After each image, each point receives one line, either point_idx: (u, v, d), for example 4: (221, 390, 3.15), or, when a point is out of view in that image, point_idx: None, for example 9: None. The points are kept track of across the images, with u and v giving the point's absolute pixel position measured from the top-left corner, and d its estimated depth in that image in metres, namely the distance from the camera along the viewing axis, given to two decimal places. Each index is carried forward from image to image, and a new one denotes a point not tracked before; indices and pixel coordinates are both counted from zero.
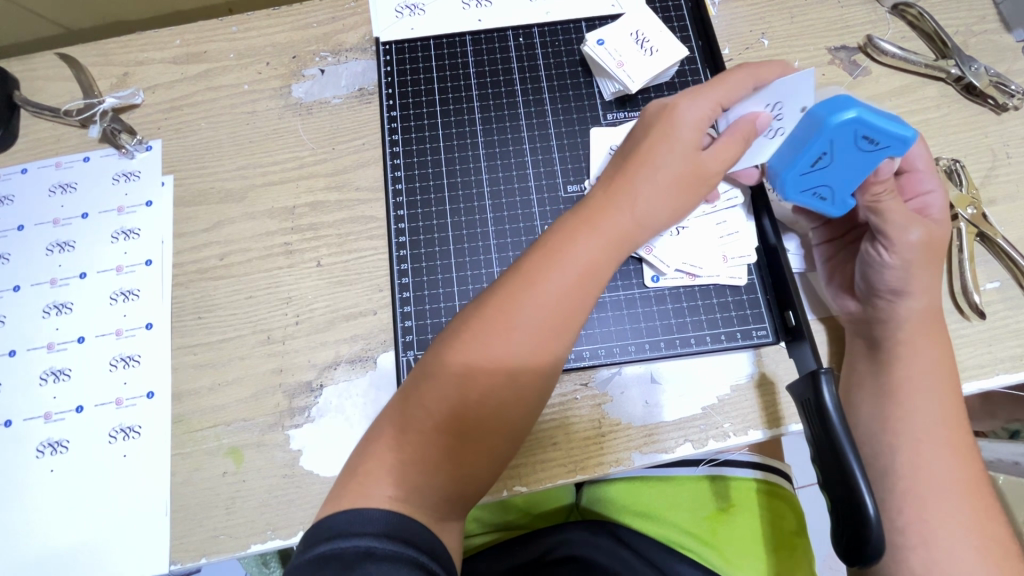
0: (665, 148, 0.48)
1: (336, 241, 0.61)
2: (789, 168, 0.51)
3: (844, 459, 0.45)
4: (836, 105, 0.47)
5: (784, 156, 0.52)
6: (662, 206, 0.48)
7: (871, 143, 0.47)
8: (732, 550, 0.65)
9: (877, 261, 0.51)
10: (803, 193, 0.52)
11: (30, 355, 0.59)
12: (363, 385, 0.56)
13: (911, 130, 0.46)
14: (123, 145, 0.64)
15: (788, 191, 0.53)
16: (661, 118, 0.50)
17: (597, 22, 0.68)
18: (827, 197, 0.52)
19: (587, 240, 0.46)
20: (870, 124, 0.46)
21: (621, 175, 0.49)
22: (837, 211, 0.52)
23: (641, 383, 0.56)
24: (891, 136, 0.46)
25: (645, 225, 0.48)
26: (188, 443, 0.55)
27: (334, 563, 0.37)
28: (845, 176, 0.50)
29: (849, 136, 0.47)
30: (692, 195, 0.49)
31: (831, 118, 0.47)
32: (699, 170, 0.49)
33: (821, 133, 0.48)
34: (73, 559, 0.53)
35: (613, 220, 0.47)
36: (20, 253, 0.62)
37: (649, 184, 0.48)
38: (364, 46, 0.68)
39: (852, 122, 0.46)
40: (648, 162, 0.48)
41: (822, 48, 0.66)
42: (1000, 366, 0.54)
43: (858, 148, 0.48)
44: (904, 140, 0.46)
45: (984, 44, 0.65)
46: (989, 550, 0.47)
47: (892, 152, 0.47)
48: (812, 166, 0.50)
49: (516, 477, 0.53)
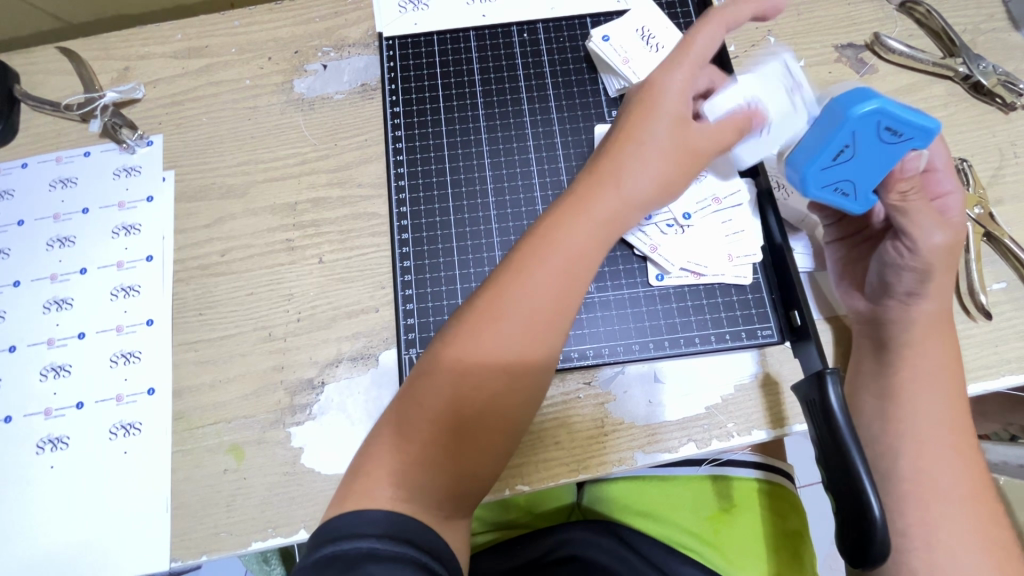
0: (650, 126, 0.48)
1: (338, 237, 0.61)
2: (811, 164, 0.49)
3: (849, 459, 0.44)
4: (857, 96, 0.46)
5: (803, 152, 0.49)
6: (654, 185, 0.48)
7: (894, 135, 0.46)
8: (734, 550, 0.65)
9: (896, 261, 0.50)
10: (826, 190, 0.50)
11: (30, 351, 0.59)
12: (365, 382, 0.56)
13: (936, 122, 0.45)
14: (124, 140, 0.64)
15: (810, 188, 0.50)
16: (644, 93, 0.49)
17: (603, 18, 0.67)
18: (850, 194, 0.50)
19: (575, 224, 0.46)
20: (895, 115, 0.45)
21: (607, 160, 0.48)
22: (860, 208, 0.51)
23: (643, 382, 0.56)
24: (916, 128, 0.45)
25: (635, 206, 0.48)
26: (189, 440, 0.55)
27: (337, 563, 0.37)
28: (867, 170, 0.48)
29: (871, 128, 0.46)
30: (684, 173, 0.49)
31: (853, 109, 0.46)
32: (688, 146, 0.49)
33: (844, 125, 0.46)
34: (72, 556, 0.53)
35: (601, 203, 0.47)
36: (20, 247, 0.62)
37: (638, 164, 0.47)
38: (367, 41, 0.67)
39: (875, 112, 0.45)
40: (635, 140, 0.48)
41: (828, 46, 0.65)
42: (1006, 367, 0.54)
43: (880, 141, 0.47)
44: (928, 132, 0.45)
45: (992, 42, 0.65)
46: (994, 553, 0.46)
47: (915, 144, 0.46)
48: (834, 160, 0.48)
49: (519, 476, 0.53)
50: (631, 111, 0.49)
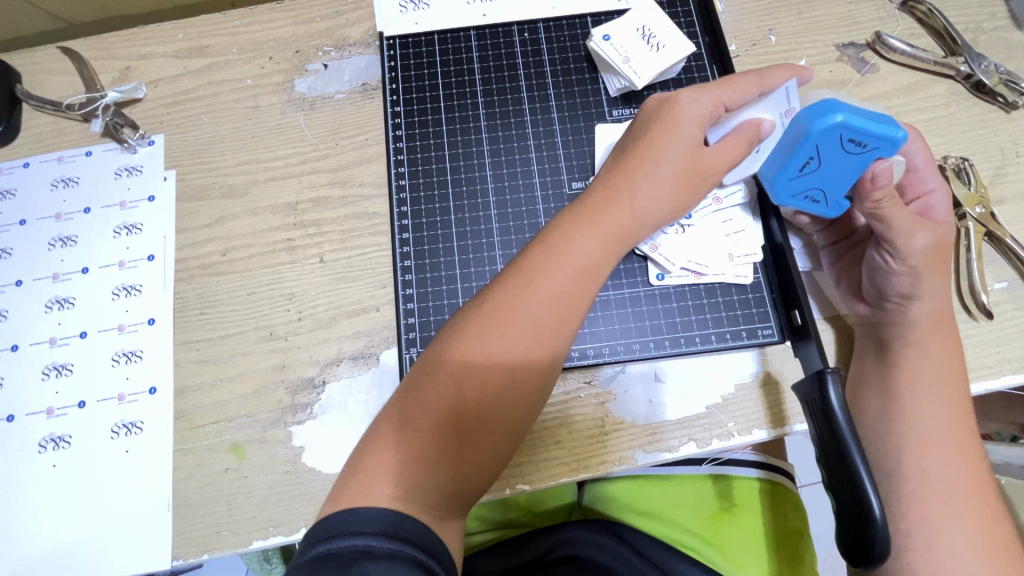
0: (665, 143, 0.48)
1: (339, 237, 0.61)
2: (778, 173, 0.52)
3: (849, 458, 0.44)
4: (821, 110, 0.47)
5: (773, 161, 0.52)
6: (662, 199, 0.48)
7: (859, 145, 0.48)
8: (733, 550, 0.65)
9: (882, 268, 0.50)
10: (795, 197, 0.53)
11: (32, 350, 0.59)
12: (366, 382, 0.56)
13: (901, 132, 0.46)
14: (125, 139, 0.64)
15: (780, 195, 0.54)
16: (665, 111, 0.50)
17: (603, 17, 0.67)
18: (820, 199, 0.53)
19: (584, 234, 0.46)
20: (857, 128, 0.47)
21: (619, 171, 0.49)
22: (831, 212, 0.53)
23: (643, 381, 0.56)
24: (878, 139, 0.47)
25: (644, 220, 0.48)
26: (190, 439, 0.55)
27: (332, 562, 0.36)
28: (836, 177, 0.50)
29: (835, 140, 0.48)
30: (691, 191, 0.49)
31: (817, 123, 0.47)
32: (699, 165, 0.49)
33: (806, 138, 0.48)
34: (74, 554, 0.53)
35: (610, 213, 0.47)
36: (22, 247, 0.62)
37: (650, 178, 0.48)
38: (367, 41, 0.67)
39: (838, 126, 0.47)
40: (649, 154, 0.49)
41: (830, 45, 0.65)
42: (1007, 367, 0.54)
43: (845, 152, 0.48)
44: (893, 141, 0.47)
45: (994, 41, 0.65)
46: (994, 553, 0.46)
47: (881, 153, 0.48)
48: (801, 170, 0.51)
49: (518, 475, 0.53)
50: (649, 128, 0.50)
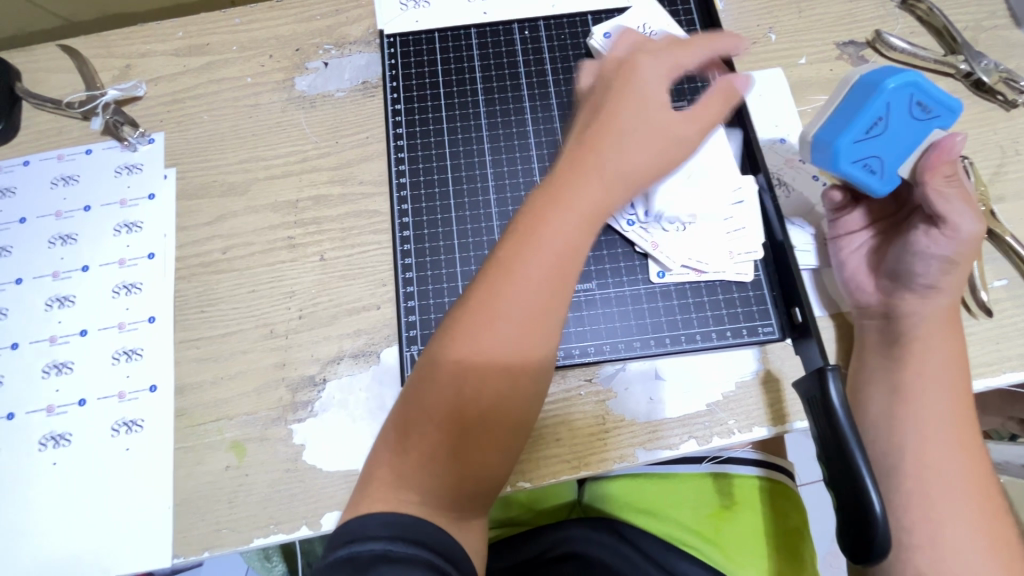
0: (633, 116, 0.47)
1: (339, 234, 0.61)
2: (845, 135, 0.51)
3: (848, 451, 0.45)
4: (889, 72, 0.50)
5: (835, 125, 0.52)
6: (642, 169, 0.47)
7: (925, 111, 0.50)
8: (734, 548, 0.66)
9: (923, 251, 0.52)
10: (854, 163, 0.52)
11: (32, 348, 0.59)
12: (366, 379, 0.56)
13: (957, 103, 0.50)
14: (125, 138, 0.64)
15: (841, 160, 0.52)
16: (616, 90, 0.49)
17: (603, 15, 0.67)
18: (876, 170, 0.53)
19: (562, 215, 0.45)
20: (926, 91, 0.49)
21: (591, 145, 0.47)
22: (882, 188, 0.53)
23: (643, 380, 0.56)
24: (941, 107, 0.50)
25: (623, 187, 0.46)
26: (190, 436, 0.55)
27: (348, 565, 0.38)
28: (894, 144, 0.51)
29: (905, 101, 0.50)
30: (670, 158, 0.48)
31: (888, 81, 0.49)
32: (671, 131, 0.48)
33: (879, 96, 0.50)
34: (73, 551, 0.53)
35: (589, 193, 0.45)
36: (22, 245, 0.62)
37: (626, 152, 0.46)
38: (367, 39, 0.67)
39: (909, 86, 0.49)
40: (621, 130, 0.47)
41: (830, 43, 0.65)
42: (1007, 364, 0.54)
43: (911, 116, 0.50)
44: (951, 110, 0.50)
45: (994, 39, 0.65)
46: (996, 552, 0.46)
47: (939, 123, 0.51)
48: (868, 131, 0.51)
49: (519, 472, 0.53)
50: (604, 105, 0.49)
